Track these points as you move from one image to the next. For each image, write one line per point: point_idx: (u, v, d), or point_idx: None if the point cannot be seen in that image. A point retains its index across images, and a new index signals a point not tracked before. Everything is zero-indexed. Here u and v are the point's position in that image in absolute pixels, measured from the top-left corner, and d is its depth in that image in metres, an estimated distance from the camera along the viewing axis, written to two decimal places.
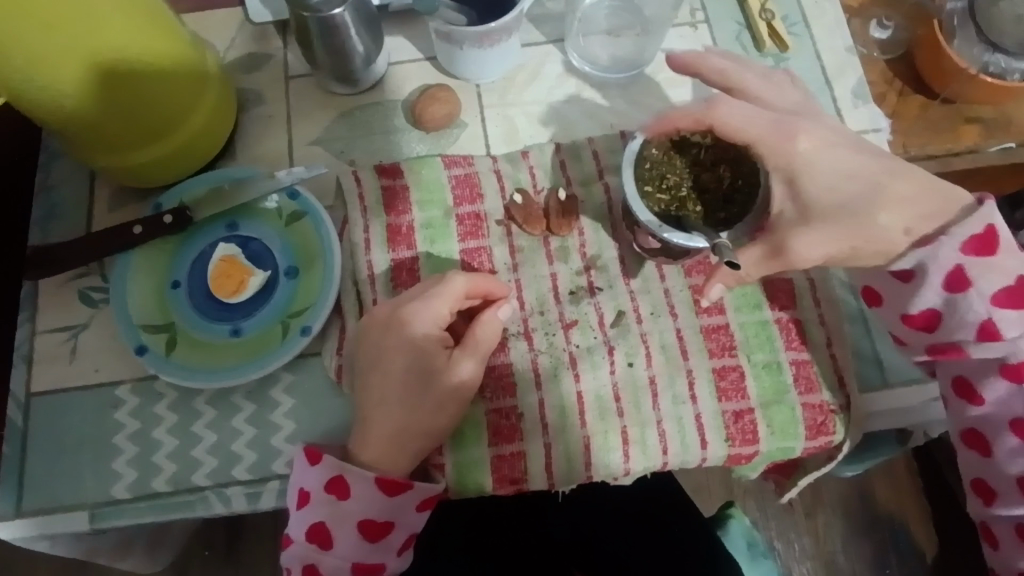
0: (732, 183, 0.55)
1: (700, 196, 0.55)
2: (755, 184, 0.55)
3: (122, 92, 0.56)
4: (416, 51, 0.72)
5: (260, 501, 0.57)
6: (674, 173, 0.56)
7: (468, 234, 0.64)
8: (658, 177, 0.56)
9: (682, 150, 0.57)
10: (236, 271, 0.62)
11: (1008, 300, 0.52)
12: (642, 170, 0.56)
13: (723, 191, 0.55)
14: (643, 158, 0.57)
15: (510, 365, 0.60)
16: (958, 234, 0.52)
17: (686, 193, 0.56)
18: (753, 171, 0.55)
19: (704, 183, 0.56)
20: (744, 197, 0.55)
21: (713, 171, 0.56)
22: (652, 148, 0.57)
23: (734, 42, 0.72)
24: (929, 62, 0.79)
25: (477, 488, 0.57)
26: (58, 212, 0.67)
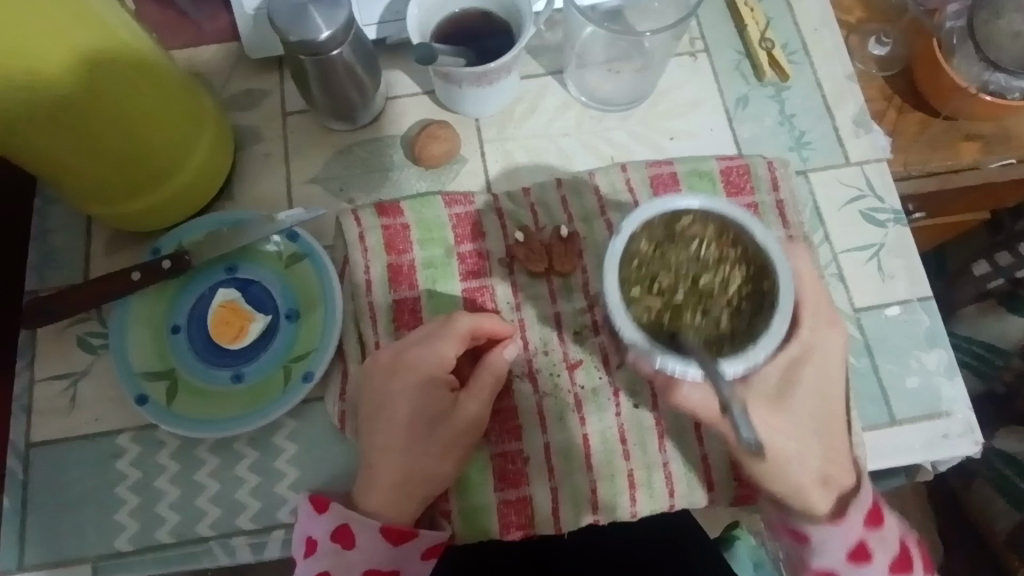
0: (743, 288, 0.46)
1: (699, 302, 0.46)
2: (768, 293, 0.45)
3: (121, 141, 0.56)
4: (413, 85, 0.71)
5: (265, 550, 0.57)
6: (669, 273, 0.46)
7: (469, 273, 0.64)
8: (650, 279, 0.46)
9: (680, 243, 0.47)
10: (236, 317, 0.62)
11: (898, 567, 0.53)
12: (628, 270, 0.46)
13: (728, 299, 0.46)
14: (631, 254, 0.47)
15: (515, 408, 0.59)
16: (857, 506, 0.52)
17: (682, 299, 0.46)
18: (766, 275, 0.46)
19: (707, 287, 0.46)
20: (754, 309, 0.45)
21: (717, 271, 0.46)
22: (641, 242, 0.47)
23: (734, 72, 0.71)
24: (930, 82, 0.78)
25: (484, 533, 0.57)
26: (54, 258, 0.67)
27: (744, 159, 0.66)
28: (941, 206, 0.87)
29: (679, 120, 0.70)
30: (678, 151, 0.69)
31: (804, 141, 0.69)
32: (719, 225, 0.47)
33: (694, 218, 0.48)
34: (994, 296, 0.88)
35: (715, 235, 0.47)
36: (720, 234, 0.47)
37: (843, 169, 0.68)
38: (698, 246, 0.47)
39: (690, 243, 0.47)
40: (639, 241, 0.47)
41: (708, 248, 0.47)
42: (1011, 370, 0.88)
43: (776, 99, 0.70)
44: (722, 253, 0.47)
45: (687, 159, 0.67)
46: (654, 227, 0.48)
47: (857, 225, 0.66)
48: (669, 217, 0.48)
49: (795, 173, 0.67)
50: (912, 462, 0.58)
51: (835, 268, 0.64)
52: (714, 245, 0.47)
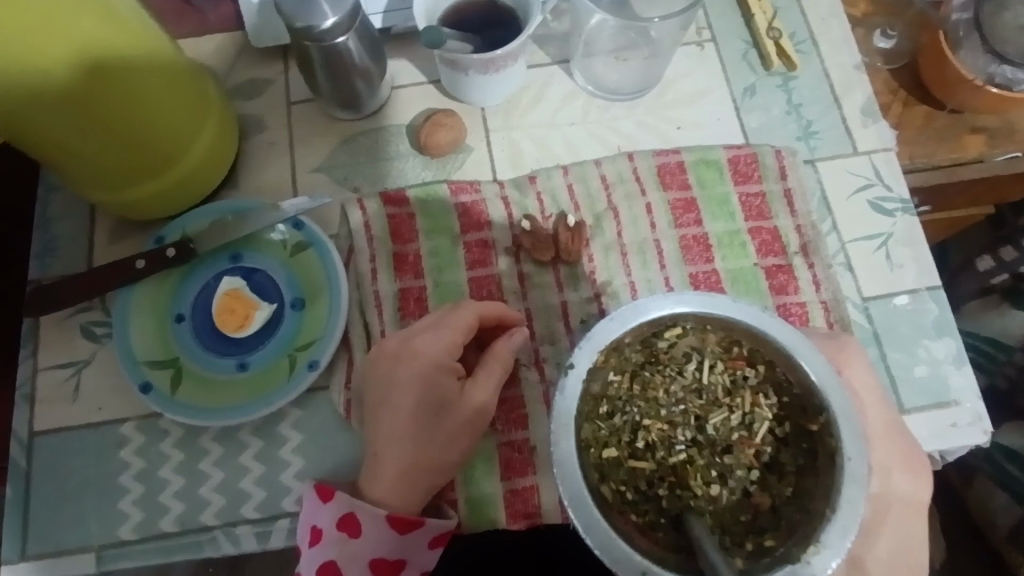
0: (772, 428, 0.39)
1: (709, 458, 0.40)
2: (817, 437, 0.37)
3: (123, 127, 0.55)
4: (419, 74, 0.71)
5: (270, 540, 0.56)
6: (658, 422, 0.40)
7: (475, 262, 0.63)
8: (635, 428, 0.40)
9: (666, 371, 0.41)
10: (240, 305, 0.61)
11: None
12: (597, 422, 0.40)
13: (751, 449, 0.39)
14: (599, 398, 0.40)
15: (521, 397, 0.59)
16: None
17: (685, 455, 0.40)
18: (803, 409, 0.38)
19: (715, 433, 0.40)
20: (801, 462, 0.38)
21: (725, 412, 0.40)
22: (612, 376, 0.41)
23: (741, 62, 0.71)
24: (936, 74, 0.78)
25: (490, 523, 0.56)
26: (57, 246, 0.66)
27: (752, 148, 0.66)
28: (945, 200, 0.86)
29: (685, 110, 0.69)
30: (684, 140, 0.68)
31: (811, 130, 0.68)
32: (724, 338, 0.40)
33: (682, 333, 0.41)
34: (998, 292, 0.90)
35: (721, 352, 0.41)
36: (727, 351, 0.41)
37: (850, 158, 0.67)
38: (696, 372, 0.41)
39: (682, 369, 0.41)
40: (609, 374, 0.40)
41: (711, 372, 0.40)
42: (1014, 366, 0.87)
43: (783, 89, 0.70)
44: (734, 377, 0.40)
45: (694, 148, 0.66)
46: (630, 350, 0.41)
47: (864, 214, 0.65)
48: (646, 333, 0.41)
49: (803, 162, 0.67)
50: (920, 452, 0.58)
51: (843, 258, 0.64)
52: (722, 369, 0.40)
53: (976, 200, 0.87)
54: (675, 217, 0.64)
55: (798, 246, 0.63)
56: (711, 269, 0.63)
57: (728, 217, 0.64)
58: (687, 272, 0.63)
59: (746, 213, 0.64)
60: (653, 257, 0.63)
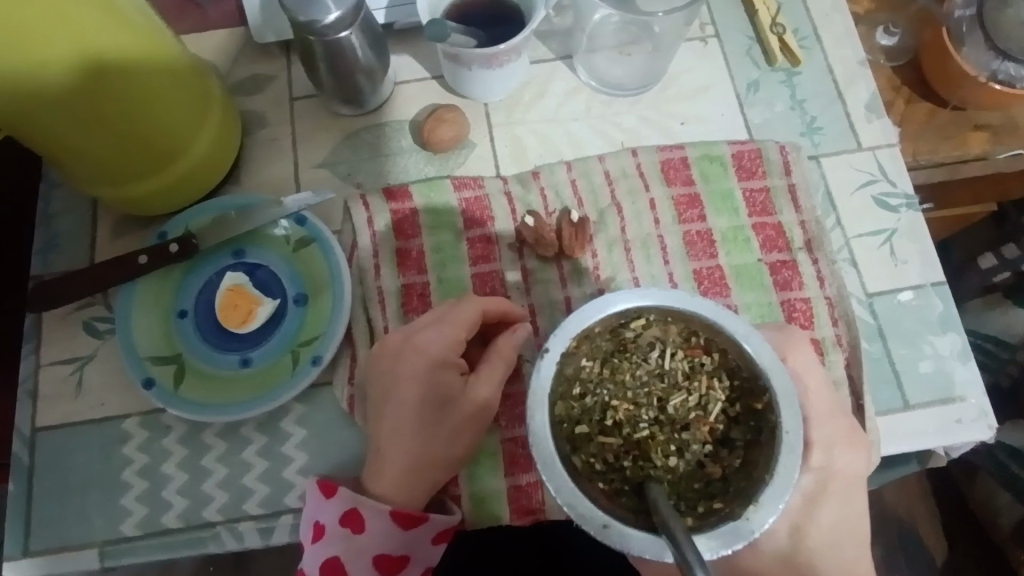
0: (725, 408, 0.39)
1: (667, 433, 0.40)
2: (763, 415, 0.38)
3: (123, 123, 0.55)
4: (421, 70, 0.71)
5: (273, 536, 0.56)
6: (624, 402, 0.40)
7: (478, 258, 0.63)
8: (603, 408, 0.40)
9: (633, 358, 0.40)
10: (243, 301, 0.61)
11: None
12: (569, 401, 0.40)
13: (707, 426, 0.39)
14: (571, 379, 0.40)
15: (525, 393, 0.59)
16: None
17: (647, 432, 0.39)
18: (753, 392, 0.39)
19: (676, 412, 0.40)
20: (747, 439, 0.39)
21: (685, 393, 0.40)
22: (583, 360, 0.40)
23: (744, 57, 0.71)
24: (939, 71, 0.78)
25: (494, 519, 0.56)
26: (60, 242, 0.66)
27: (755, 144, 0.66)
28: (948, 197, 0.86)
29: (688, 106, 0.69)
30: (687, 136, 0.68)
31: (815, 126, 0.68)
32: (685, 329, 0.41)
33: (647, 323, 0.41)
34: (1000, 289, 0.89)
35: (682, 342, 0.41)
36: (688, 340, 0.41)
37: (855, 154, 0.67)
38: (660, 359, 0.40)
39: (647, 355, 0.40)
40: (580, 359, 0.40)
41: (672, 359, 0.40)
42: (1017, 364, 0.87)
43: (787, 84, 0.70)
44: (692, 364, 0.40)
45: (697, 144, 0.66)
46: (600, 338, 0.41)
47: (868, 210, 0.65)
48: (616, 323, 0.41)
49: (807, 158, 0.67)
50: (924, 447, 0.58)
51: (847, 253, 0.64)
52: (682, 356, 0.40)
53: (979, 198, 0.87)
54: (678, 212, 0.64)
55: (802, 242, 0.63)
56: (715, 264, 0.62)
57: (732, 213, 0.64)
58: (691, 267, 0.62)
59: (750, 208, 0.64)
60: (657, 252, 0.63)
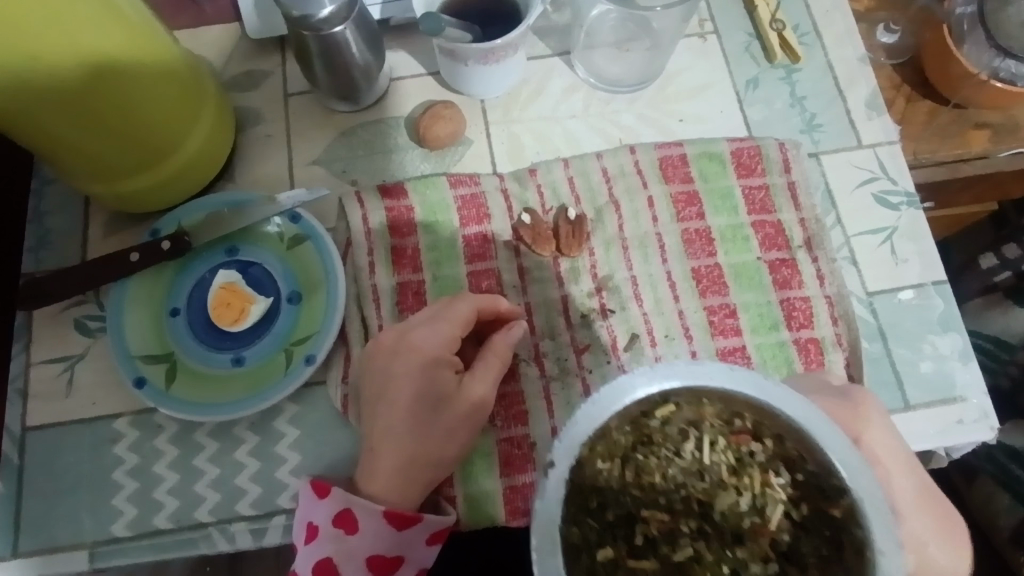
0: (789, 512, 0.30)
1: (719, 556, 0.29)
2: (843, 526, 0.29)
3: (117, 121, 0.54)
4: (418, 66, 0.70)
5: (265, 537, 0.55)
6: (657, 516, 0.30)
7: (474, 256, 0.62)
8: (629, 522, 0.30)
9: (661, 453, 0.31)
10: (236, 299, 0.60)
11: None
12: (583, 521, 0.30)
13: (768, 541, 0.29)
14: (582, 491, 0.30)
15: (521, 393, 0.58)
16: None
17: (691, 554, 0.29)
18: (826, 496, 0.29)
19: (723, 523, 0.30)
20: (823, 553, 0.29)
21: (737, 497, 0.30)
22: (597, 462, 0.31)
23: (744, 54, 0.70)
24: (940, 70, 0.77)
25: (488, 521, 0.55)
26: (51, 239, 0.66)
27: (755, 141, 0.65)
28: (948, 197, 0.85)
29: (685, 103, 0.68)
30: (686, 133, 0.67)
31: (815, 123, 0.68)
32: (724, 407, 0.31)
33: (676, 408, 0.31)
34: (1000, 289, 0.89)
35: (724, 427, 0.31)
36: (730, 424, 0.31)
37: (855, 152, 0.66)
38: (696, 451, 0.30)
39: (680, 448, 0.31)
40: (592, 462, 0.31)
41: (713, 452, 0.30)
42: (1017, 364, 0.86)
43: (787, 82, 0.69)
44: (739, 454, 0.30)
45: (696, 141, 0.66)
46: (613, 430, 0.31)
47: (869, 208, 0.64)
48: (634, 407, 0.31)
49: (807, 155, 0.66)
50: (925, 449, 0.57)
51: (847, 252, 0.63)
52: (725, 447, 0.30)
53: (980, 198, 0.86)
54: (677, 211, 0.63)
55: (802, 240, 0.62)
56: (713, 263, 0.62)
57: (731, 212, 0.63)
58: (689, 266, 0.62)
59: (750, 207, 0.63)
60: (655, 251, 0.62)
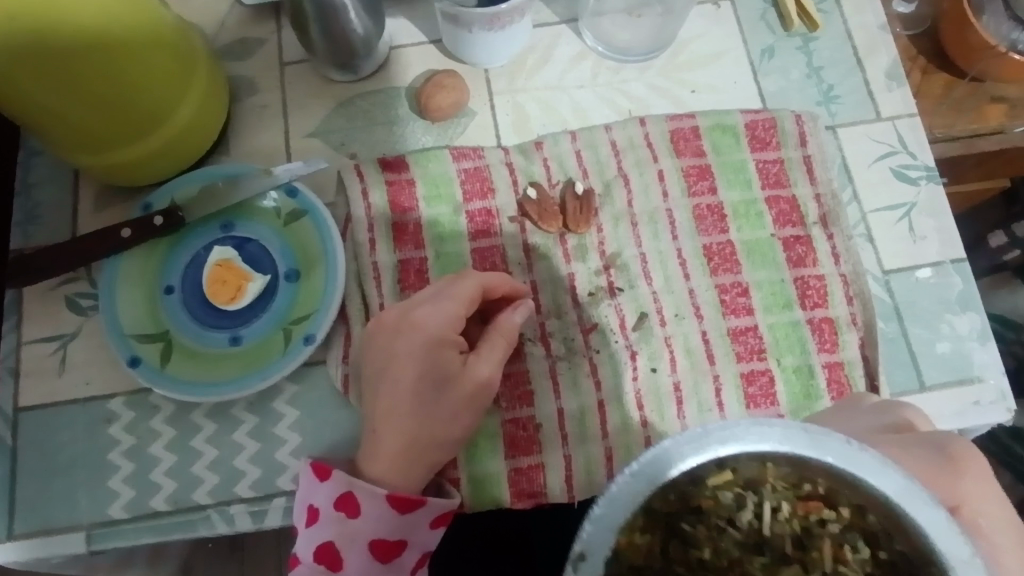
0: None
1: None
2: None
3: (102, 85, 0.51)
4: (418, 34, 0.67)
5: (265, 519, 0.54)
6: None
7: (478, 232, 0.60)
8: None
9: (713, 525, 0.29)
10: (232, 276, 0.58)
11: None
12: None
13: None
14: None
15: (526, 372, 0.56)
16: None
17: None
18: (912, 575, 0.27)
19: None
20: None
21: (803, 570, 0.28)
22: (638, 537, 0.28)
23: (759, 22, 0.67)
24: (956, 42, 0.74)
25: (493, 502, 0.54)
26: (40, 214, 0.63)
27: (770, 113, 0.63)
28: (960, 173, 0.83)
29: (697, 74, 0.66)
30: (698, 104, 0.65)
31: (832, 94, 0.65)
32: (792, 471, 0.29)
33: (732, 473, 0.29)
34: (1009, 268, 0.88)
35: (790, 492, 0.28)
36: (797, 488, 0.29)
37: (873, 124, 0.64)
38: (754, 520, 0.29)
39: (736, 517, 0.29)
40: (636, 538, 0.28)
41: (774, 521, 0.28)
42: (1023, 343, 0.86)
43: (803, 51, 0.66)
44: (805, 525, 0.28)
45: (709, 113, 0.63)
46: (657, 502, 0.28)
47: (887, 183, 0.62)
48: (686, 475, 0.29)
49: (824, 128, 0.64)
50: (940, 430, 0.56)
51: (863, 228, 0.61)
52: (790, 514, 0.28)
53: (994, 173, 0.84)
54: (688, 184, 0.61)
55: (817, 217, 0.60)
56: (725, 240, 0.60)
57: (744, 185, 0.61)
58: (700, 242, 0.60)
59: (764, 180, 0.61)
60: (665, 227, 0.60)
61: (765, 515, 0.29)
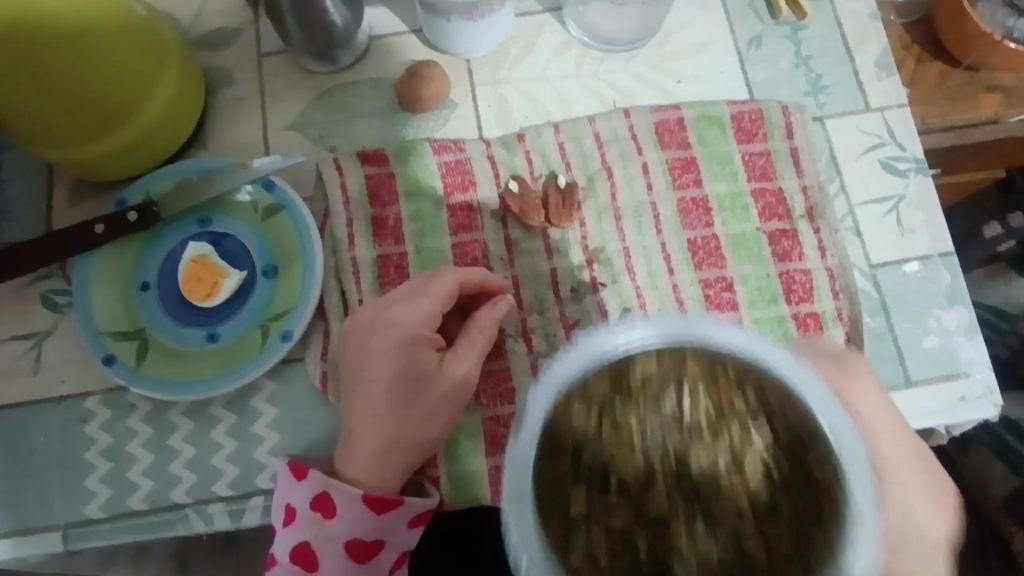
0: (770, 473, 0.26)
1: (694, 524, 0.26)
2: (821, 492, 0.26)
3: (68, 70, 0.50)
4: (399, 23, 0.66)
5: (243, 518, 0.54)
6: (627, 481, 0.26)
7: (459, 226, 0.59)
8: (598, 478, 0.26)
9: (636, 406, 0.27)
10: (208, 273, 0.57)
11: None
12: (549, 477, 0.26)
13: (744, 507, 0.26)
14: (551, 453, 0.27)
15: (507, 369, 0.56)
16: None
17: (661, 519, 0.26)
18: (809, 448, 0.27)
19: (704, 486, 0.26)
20: (798, 519, 0.26)
21: (719, 460, 0.26)
22: (568, 414, 0.27)
23: (747, 10, 0.66)
24: (952, 29, 0.72)
25: (474, 501, 0.54)
26: (14, 210, 0.62)
27: (756, 104, 0.61)
28: (958, 163, 0.81)
29: (683, 63, 0.64)
30: (685, 95, 0.64)
31: (821, 84, 0.64)
32: (707, 356, 0.28)
33: (657, 358, 0.28)
34: (1004, 259, 0.86)
35: (708, 377, 0.28)
36: (715, 374, 0.28)
37: (862, 115, 0.63)
38: (675, 404, 0.27)
39: (658, 401, 0.27)
40: (568, 415, 0.27)
41: (694, 404, 0.27)
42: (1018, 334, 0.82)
43: (792, 40, 0.65)
44: (720, 411, 0.27)
45: (695, 104, 0.62)
46: (582, 381, 0.28)
47: (875, 175, 0.61)
48: (610, 359, 0.28)
49: (812, 119, 0.62)
50: (927, 426, 0.55)
51: (851, 221, 0.60)
52: (707, 399, 0.27)
53: (988, 164, 0.83)
54: (673, 177, 0.60)
55: (804, 210, 0.59)
56: (710, 234, 0.59)
57: (730, 178, 0.60)
58: (685, 236, 0.59)
59: (750, 173, 0.60)
60: (649, 220, 0.59)
61: (682, 395, 0.27)
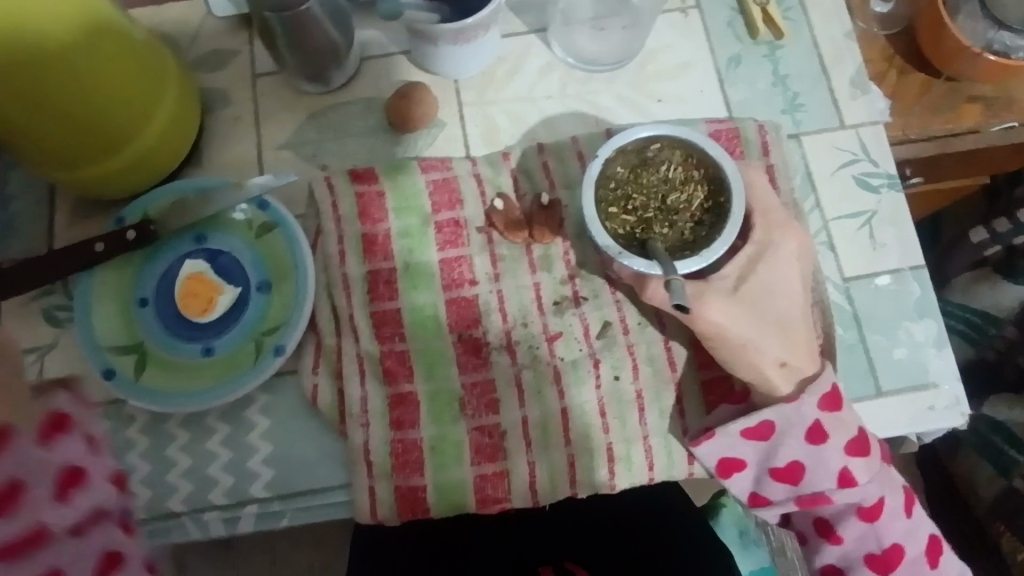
0: (702, 203, 0.56)
1: (665, 217, 0.56)
2: (722, 207, 0.55)
3: (59, 83, 0.50)
4: (389, 44, 0.68)
5: (238, 525, 0.57)
6: (640, 195, 0.56)
7: (446, 242, 0.61)
8: (624, 198, 0.56)
9: (650, 169, 0.57)
10: (204, 289, 0.60)
11: (830, 404, 0.53)
12: (605, 196, 0.56)
13: (691, 214, 0.56)
14: (607, 178, 0.57)
15: (491, 381, 0.58)
16: (814, 390, 0.53)
17: (650, 216, 0.56)
18: (723, 190, 0.55)
19: (673, 204, 0.56)
20: (712, 221, 0.55)
21: (682, 192, 0.56)
22: (615, 167, 0.57)
23: (727, 31, 0.68)
24: (934, 44, 0.74)
25: (459, 508, 0.56)
26: (17, 227, 0.64)
27: (733, 123, 0.63)
28: (940, 171, 0.84)
29: (664, 82, 0.66)
30: (665, 114, 0.66)
31: (797, 103, 0.66)
32: (682, 152, 0.57)
33: (661, 146, 0.57)
34: (990, 264, 0.82)
35: (680, 161, 0.57)
36: (684, 161, 0.57)
37: (837, 133, 0.65)
38: (664, 172, 0.57)
39: (659, 169, 0.57)
40: (615, 166, 0.57)
41: (672, 171, 0.57)
42: (1004, 339, 0.83)
43: (770, 60, 0.67)
44: (686, 175, 0.57)
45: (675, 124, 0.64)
46: (622, 162, 0.57)
47: (849, 191, 0.63)
48: (640, 146, 0.57)
49: (787, 137, 0.65)
50: (895, 436, 0.58)
51: (825, 237, 0.62)
52: (678, 170, 0.57)
53: (971, 173, 0.85)
54: None
55: None
56: None
57: None
58: None
59: None
60: None
61: (668, 165, 0.57)
